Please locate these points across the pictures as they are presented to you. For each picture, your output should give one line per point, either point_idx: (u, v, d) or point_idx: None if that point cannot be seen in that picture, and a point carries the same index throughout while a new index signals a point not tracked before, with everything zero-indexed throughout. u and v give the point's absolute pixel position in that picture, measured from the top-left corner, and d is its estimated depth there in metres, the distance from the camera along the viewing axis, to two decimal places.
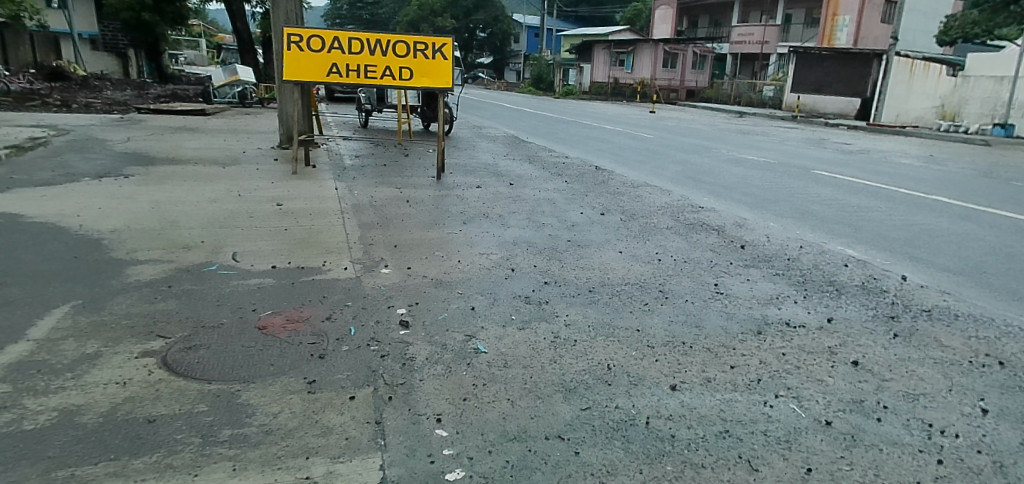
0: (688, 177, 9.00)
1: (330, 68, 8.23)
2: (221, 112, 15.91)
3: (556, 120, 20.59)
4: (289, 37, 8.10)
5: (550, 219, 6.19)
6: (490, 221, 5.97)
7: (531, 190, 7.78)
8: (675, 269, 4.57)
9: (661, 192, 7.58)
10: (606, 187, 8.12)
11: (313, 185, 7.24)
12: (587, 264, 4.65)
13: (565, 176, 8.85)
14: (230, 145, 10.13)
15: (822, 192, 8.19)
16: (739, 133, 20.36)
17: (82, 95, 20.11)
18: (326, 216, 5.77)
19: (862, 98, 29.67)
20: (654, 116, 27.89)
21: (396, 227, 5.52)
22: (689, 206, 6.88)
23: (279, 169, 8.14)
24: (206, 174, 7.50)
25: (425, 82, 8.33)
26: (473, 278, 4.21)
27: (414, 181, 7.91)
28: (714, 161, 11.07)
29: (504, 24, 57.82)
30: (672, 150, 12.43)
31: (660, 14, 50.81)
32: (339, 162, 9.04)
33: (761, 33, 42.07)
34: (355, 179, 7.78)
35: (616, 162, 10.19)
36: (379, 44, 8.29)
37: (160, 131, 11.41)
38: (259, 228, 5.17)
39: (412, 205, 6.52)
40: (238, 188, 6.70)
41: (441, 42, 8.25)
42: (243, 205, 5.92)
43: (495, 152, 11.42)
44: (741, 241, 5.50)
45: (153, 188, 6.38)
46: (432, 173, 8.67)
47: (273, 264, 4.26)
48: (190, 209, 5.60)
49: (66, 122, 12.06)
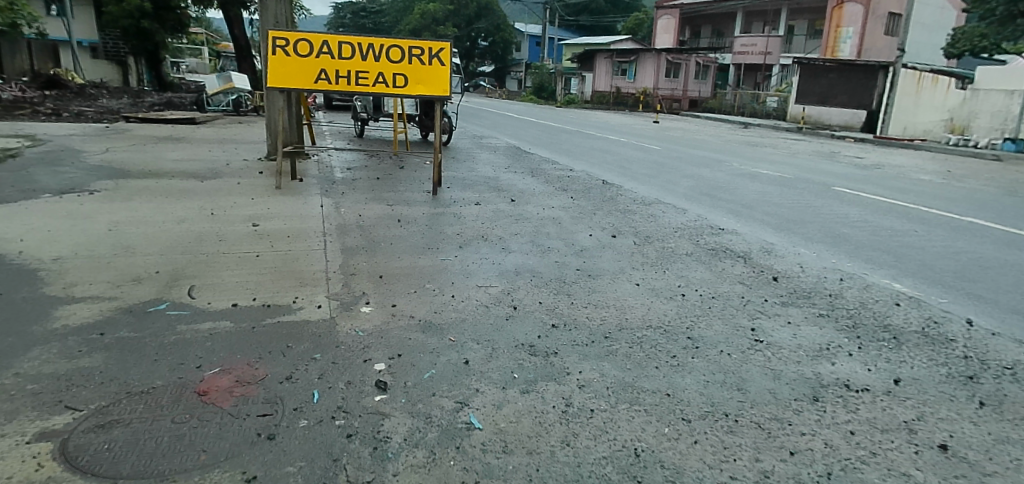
0: (702, 193, 8.39)
1: (319, 75, 7.65)
2: (212, 121, 15.42)
3: (559, 130, 20.07)
4: (275, 41, 7.59)
5: (555, 242, 5.58)
6: (490, 245, 5.37)
7: (534, 207, 7.18)
8: (702, 308, 3.95)
9: (675, 211, 6.98)
10: (614, 203, 7.50)
11: (297, 202, 6.73)
12: (600, 300, 4.02)
13: (571, 192, 8.24)
14: (216, 157, 9.60)
15: (849, 212, 7.57)
16: (748, 144, 19.75)
17: (75, 102, 19.72)
18: (304, 239, 5.25)
19: (869, 110, 29.12)
20: (658, 126, 27.44)
21: (384, 253, 4.93)
22: (708, 227, 6.26)
23: (262, 184, 7.62)
24: (182, 191, 7.01)
25: (420, 90, 7.73)
26: (468, 321, 3.59)
27: (407, 197, 7.33)
28: (726, 175, 10.47)
29: (506, 33, 57.49)
30: (681, 163, 11.83)
31: (662, 24, 50.43)
32: (328, 175, 8.48)
33: (763, 44, 41.35)
34: (345, 196, 7.22)
35: (624, 176, 9.59)
36: (371, 48, 7.74)
37: (145, 141, 10.85)
38: (225, 254, 4.64)
39: (403, 225, 5.93)
40: (212, 205, 6.23)
41: (438, 47, 7.74)
42: (213, 227, 5.44)
43: (496, 164, 10.82)
44: (771, 271, 4.88)
45: (118, 207, 5.91)
46: (428, 188, 8.07)
47: (234, 300, 3.68)
48: (153, 232, 5.12)
49: (48, 132, 11.58)
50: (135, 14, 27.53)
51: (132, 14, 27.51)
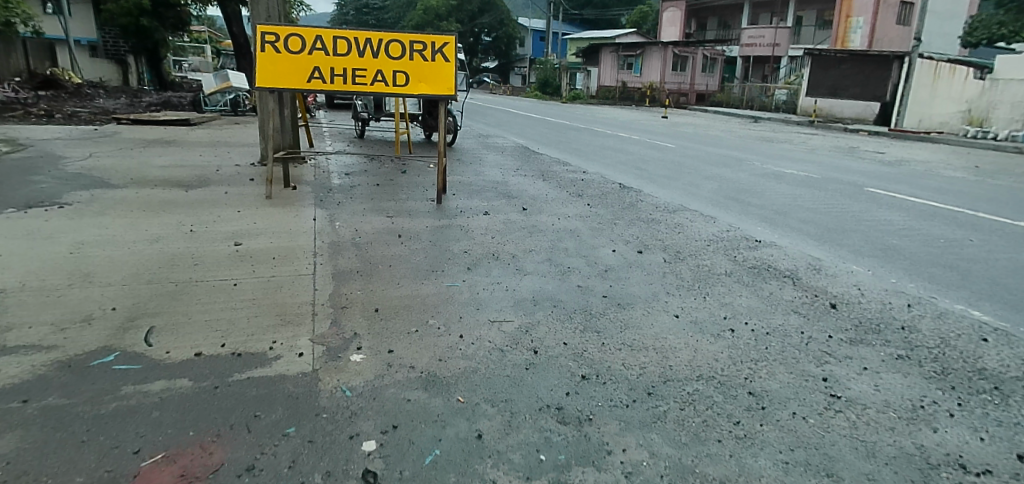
0: (728, 197, 7.71)
1: (312, 73, 7.01)
2: (207, 122, 14.82)
3: (567, 127, 19.45)
4: (263, 37, 6.95)
5: (574, 259, 4.94)
6: (502, 266, 4.73)
7: (548, 216, 6.54)
8: (758, 349, 3.31)
9: (703, 220, 6.32)
10: (635, 211, 6.85)
11: (287, 214, 6.14)
12: (636, 340, 3.38)
13: (586, 198, 7.59)
14: (206, 162, 9.01)
15: (892, 216, 6.88)
16: (764, 140, 19.02)
17: (70, 103, 19.19)
18: (291, 261, 4.66)
19: (881, 102, 28.32)
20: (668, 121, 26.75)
21: (381, 279, 4.31)
22: (743, 240, 5.61)
23: (251, 193, 7.03)
24: (164, 202, 6.44)
25: (423, 88, 7.10)
26: (480, 372, 2.96)
27: (409, 207, 6.71)
28: (750, 175, 9.79)
29: (509, 28, 56.73)
30: (700, 162, 11.15)
31: (667, 16, 49.50)
32: (325, 182, 7.88)
33: (771, 36, 40.81)
34: (342, 206, 6.61)
35: (641, 179, 8.93)
36: (369, 43, 7.10)
37: (133, 145, 10.26)
38: (198, 282, 4.06)
39: (404, 242, 5.29)
40: (194, 219, 5.67)
41: (442, 41, 7.10)
42: (190, 246, 4.86)
43: (504, 166, 10.18)
44: (828, 296, 4.21)
45: (88, 222, 5.34)
46: (433, 195, 7.44)
47: (197, 349, 3.07)
48: (121, 253, 4.54)
49: (32, 135, 11.03)
50: (133, 12, 26.93)
51: (131, 12, 26.90)
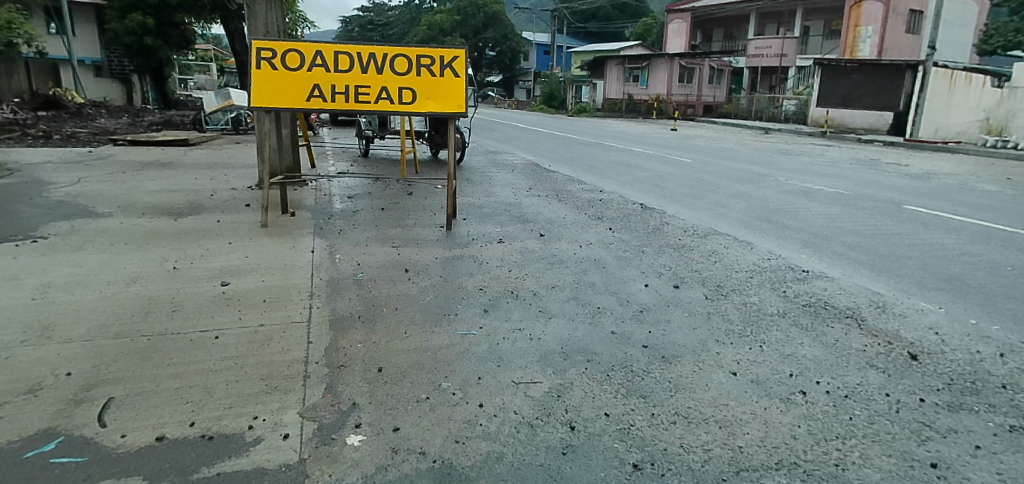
0: (760, 219, 7.15)
1: (311, 91, 6.52)
2: (207, 141, 14.40)
3: (576, 142, 18.98)
4: (259, 52, 6.46)
5: (603, 298, 4.37)
6: (523, 307, 4.17)
7: (567, 244, 5.98)
8: (842, 421, 2.71)
9: (740, 248, 5.76)
10: (662, 236, 6.30)
11: (282, 245, 5.63)
12: (692, 408, 2.79)
13: (607, 221, 7.05)
14: (201, 186, 8.53)
15: (943, 239, 6.30)
16: (780, 153, 18.45)
17: (70, 123, 18.88)
18: (282, 304, 4.14)
19: (895, 111, 27.69)
20: (677, 134, 26.27)
21: (384, 327, 3.75)
22: (787, 270, 5.04)
23: (246, 220, 6.53)
24: (150, 233, 5.95)
25: (431, 106, 6.59)
26: (506, 461, 2.38)
27: (416, 235, 6.19)
28: (777, 193, 9.22)
29: (513, 42, 56.54)
30: (721, 179, 10.59)
31: (673, 28, 49.14)
32: (326, 207, 7.38)
33: (779, 46, 40.51)
34: (343, 235, 6.09)
35: (662, 199, 8.38)
36: (373, 58, 6.61)
37: (127, 168, 9.80)
38: (173, 336, 3.53)
39: (411, 278, 4.73)
40: (180, 254, 5.17)
41: (451, 54, 6.61)
42: (171, 288, 4.36)
43: (516, 186, 9.65)
44: (904, 342, 3.61)
45: (60, 260, 4.86)
46: (441, 220, 6.91)
47: (158, 431, 2.53)
48: (91, 298, 4.05)
49: (23, 159, 10.60)
50: (138, 31, 26.72)
51: (135, 31, 26.70)
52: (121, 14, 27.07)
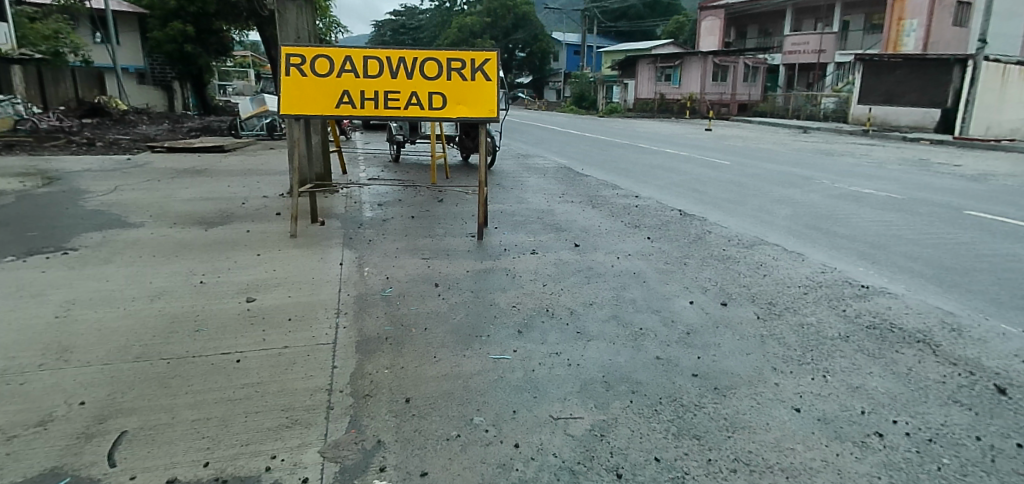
0: (809, 227, 6.75)
1: (341, 97, 6.36)
2: (241, 147, 14.48)
3: (609, 144, 18.62)
4: (288, 59, 6.33)
5: (645, 317, 4.08)
6: (561, 328, 3.91)
7: (604, 254, 5.69)
8: (928, 471, 2.38)
9: (791, 260, 5.39)
10: (706, 246, 5.97)
11: (311, 258, 5.47)
12: (753, 453, 2.49)
13: (646, 229, 6.74)
14: (233, 193, 8.48)
15: (1013, 249, 5.81)
16: (822, 153, 17.77)
17: (112, 130, 19.28)
18: (307, 323, 3.95)
19: (942, 108, 26.54)
20: (713, 134, 25.65)
21: (412, 350, 3.52)
22: (845, 286, 4.67)
23: (275, 230, 6.41)
24: (179, 243, 5.86)
25: (462, 111, 6.37)
26: None
27: (447, 245, 5.98)
28: (823, 198, 8.77)
29: (544, 43, 56.22)
30: (764, 182, 10.15)
31: (706, 26, 48.22)
32: (356, 216, 7.23)
33: (816, 42, 39.15)
34: (372, 246, 5.91)
35: (702, 205, 8.02)
36: (403, 63, 6.43)
37: (162, 176, 9.85)
38: (193, 359, 3.36)
39: (442, 294, 4.51)
40: (206, 267, 5.05)
41: (483, 57, 6.40)
42: (195, 304, 4.21)
43: (548, 191, 9.39)
44: (988, 373, 3.23)
45: (87, 274, 4.78)
46: (472, 230, 6.69)
47: (170, 474, 2.35)
48: (115, 316, 3.93)
49: (64, 166, 10.76)
50: (179, 38, 27.26)
51: (175, 39, 27.24)
52: (162, 23, 27.66)
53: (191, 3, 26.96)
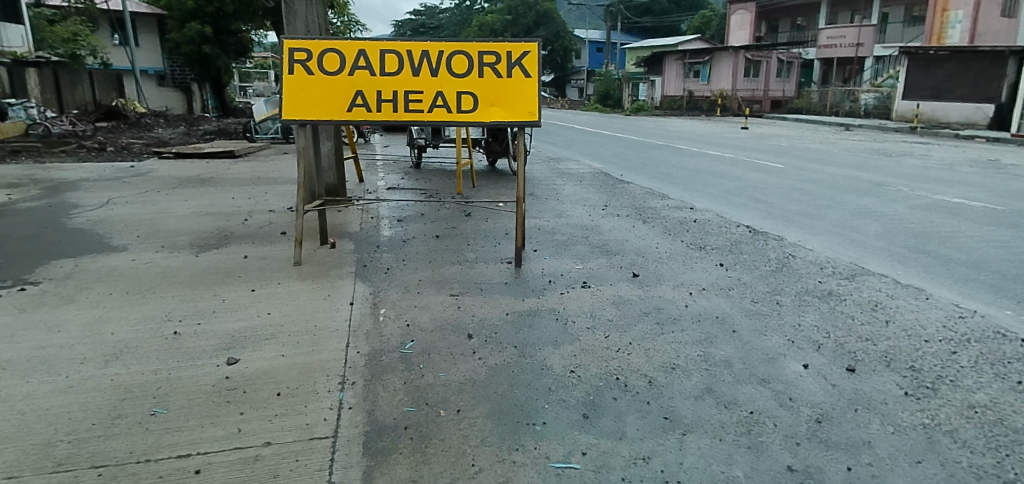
0: (911, 249, 5.71)
1: (354, 99, 5.39)
2: (254, 152, 13.69)
3: (643, 144, 17.57)
4: (292, 54, 5.41)
5: (753, 394, 3.04)
6: (642, 408, 2.89)
7: (672, 288, 4.68)
8: None
9: (913, 301, 4.33)
10: (794, 278, 4.94)
11: (316, 294, 4.51)
12: None
13: (714, 252, 5.73)
14: (237, 207, 7.60)
15: None
16: (877, 153, 16.45)
17: (128, 134, 18.70)
18: (300, 399, 2.97)
19: (996, 104, 24.86)
20: (749, 133, 24.44)
21: (440, 453, 2.52)
22: (1003, 343, 3.60)
23: (279, 255, 5.49)
24: (163, 274, 4.95)
25: (496, 114, 5.36)
26: None
27: (480, 274, 5.03)
28: (908, 209, 7.63)
29: (565, 40, 55.01)
30: (831, 191, 9.04)
31: (735, 20, 46.84)
32: (373, 235, 6.31)
33: (855, 34, 37.42)
34: (390, 277, 4.96)
35: (772, 220, 6.99)
36: (426, 57, 5.44)
37: (163, 186, 9.03)
38: (133, 470, 2.39)
39: (476, 352, 3.51)
40: (187, 310, 4.11)
41: (520, 49, 5.39)
42: (161, 369, 3.27)
43: (588, 202, 8.37)
44: None
45: (38, 321, 3.86)
46: (508, 253, 5.72)
47: None
48: (51, 390, 3.00)
49: (62, 175, 10.03)
50: (197, 40, 26.72)
51: (193, 40, 26.71)
52: (181, 24, 27.18)
53: (209, 3, 26.47)
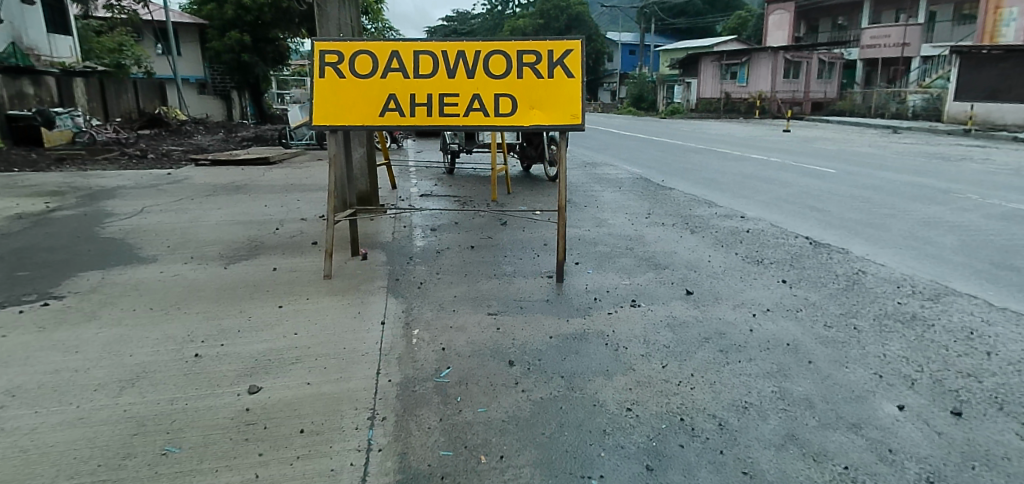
0: (996, 266, 5.15)
1: (386, 103, 5.09)
2: (288, 158, 13.61)
3: (682, 148, 17.02)
4: (323, 57, 5.17)
5: (845, 444, 2.62)
6: (717, 459, 2.50)
7: (732, 308, 4.24)
8: None
9: (1013, 329, 3.82)
10: (869, 298, 4.46)
11: (346, 311, 4.20)
12: None
13: (774, 267, 5.27)
14: (269, 215, 7.40)
15: None
16: (932, 157, 15.59)
17: (168, 141, 18.95)
18: (325, 438, 2.65)
19: None
20: (792, 136, 23.60)
21: None
22: None
23: (309, 267, 5.22)
24: (189, 287, 4.72)
25: (537, 117, 4.97)
26: None
27: (521, 291, 4.67)
28: (981, 219, 7.02)
29: (598, 43, 54.45)
30: (891, 198, 8.45)
31: (774, 20, 45.65)
32: (406, 245, 6.01)
33: (900, 34, 36.01)
34: (424, 293, 4.63)
35: (832, 231, 6.47)
36: (462, 58, 5.12)
37: (198, 193, 8.91)
38: None
39: (520, 384, 3.14)
40: (210, 329, 3.84)
41: (562, 48, 5.03)
42: (177, 397, 2.99)
43: (630, 210, 7.95)
44: None
45: (56, 340, 3.64)
46: (549, 266, 5.34)
47: None
48: (58, 423, 2.74)
49: (99, 182, 10.02)
50: (237, 48, 27.08)
51: (234, 48, 27.09)
52: (221, 32, 27.61)
53: (249, 12, 26.85)
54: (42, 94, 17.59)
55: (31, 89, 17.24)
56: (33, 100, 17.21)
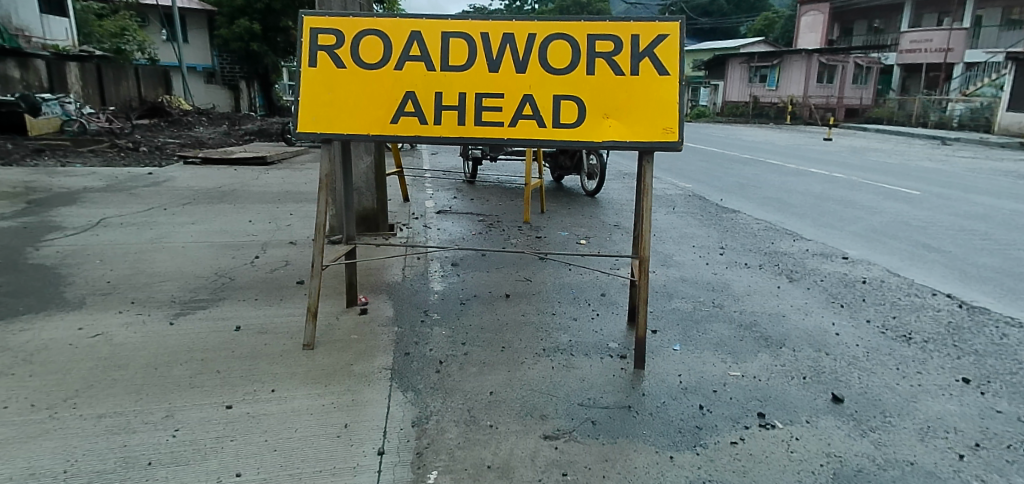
0: None
1: (402, 106, 3.63)
2: (288, 158, 12.22)
3: (728, 157, 15.45)
4: (315, 37, 3.71)
5: None
6: None
7: (919, 441, 2.75)
8: None
9: None
10: None
11: (325, 423, 2.75)
12: None
13: (931, 347, 3.80)
14: (251, 235, 6.00)
15: None
16: (1011, 174, 13.81)
17: (166, 133, 17.74)
18: None
19: None
20: (834, 145, 21.89)
21: None
22: None
23: (288, 328, 3.78)
24: (108, 358, 3.29)
25: (613, 130, 3.48)
26: None
27: (583, 384, 3.20)
28: None
29: None
30: (1014, 235, 6.87)
31: (806, 22, 43.58)
32: (420, 292, 4.54)
33: (941, 39, 33.63)
34: (446, 383, 3.18)
35: (979, 287, 4.95)
36: (509, 42, 3.64)
37: (174, 201, 7.56)
38: None
39: None
40: (104, 461, 2.40)
41: (653, 32, 3.54)
42: None
43: (696, 240, 6.49)
44: None
45: None
46: (618, 336, 3.86)
47: None
48: None
49: (64, 181, 8.72)
50: (245, 36, 25.92)
51: (242, 37, 25.90)
52: (229, 20, 26.43)
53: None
54: (30, 77, 16.51)
55: (16, 72, 16.16)
56: (19, 85, 16.19)
